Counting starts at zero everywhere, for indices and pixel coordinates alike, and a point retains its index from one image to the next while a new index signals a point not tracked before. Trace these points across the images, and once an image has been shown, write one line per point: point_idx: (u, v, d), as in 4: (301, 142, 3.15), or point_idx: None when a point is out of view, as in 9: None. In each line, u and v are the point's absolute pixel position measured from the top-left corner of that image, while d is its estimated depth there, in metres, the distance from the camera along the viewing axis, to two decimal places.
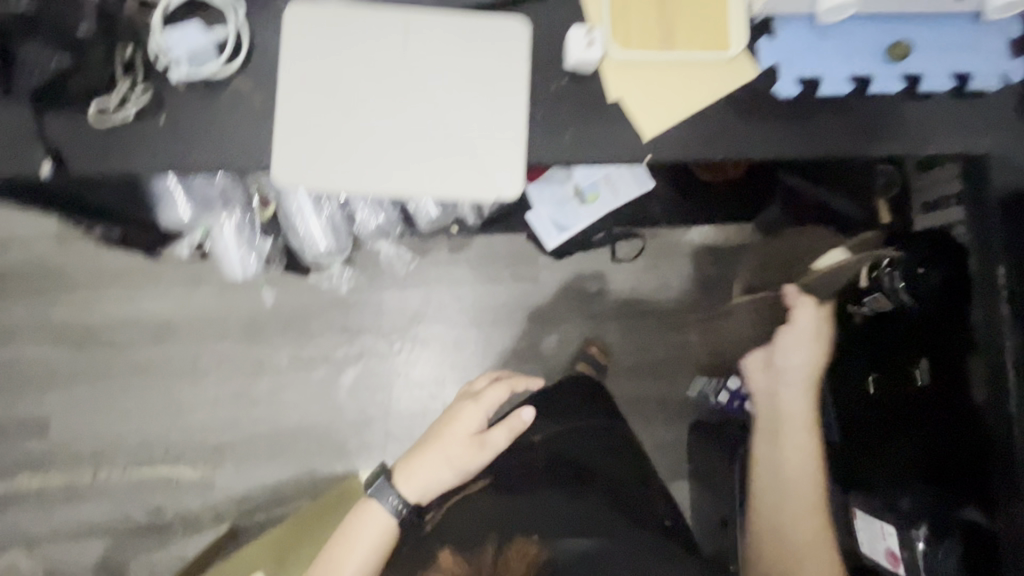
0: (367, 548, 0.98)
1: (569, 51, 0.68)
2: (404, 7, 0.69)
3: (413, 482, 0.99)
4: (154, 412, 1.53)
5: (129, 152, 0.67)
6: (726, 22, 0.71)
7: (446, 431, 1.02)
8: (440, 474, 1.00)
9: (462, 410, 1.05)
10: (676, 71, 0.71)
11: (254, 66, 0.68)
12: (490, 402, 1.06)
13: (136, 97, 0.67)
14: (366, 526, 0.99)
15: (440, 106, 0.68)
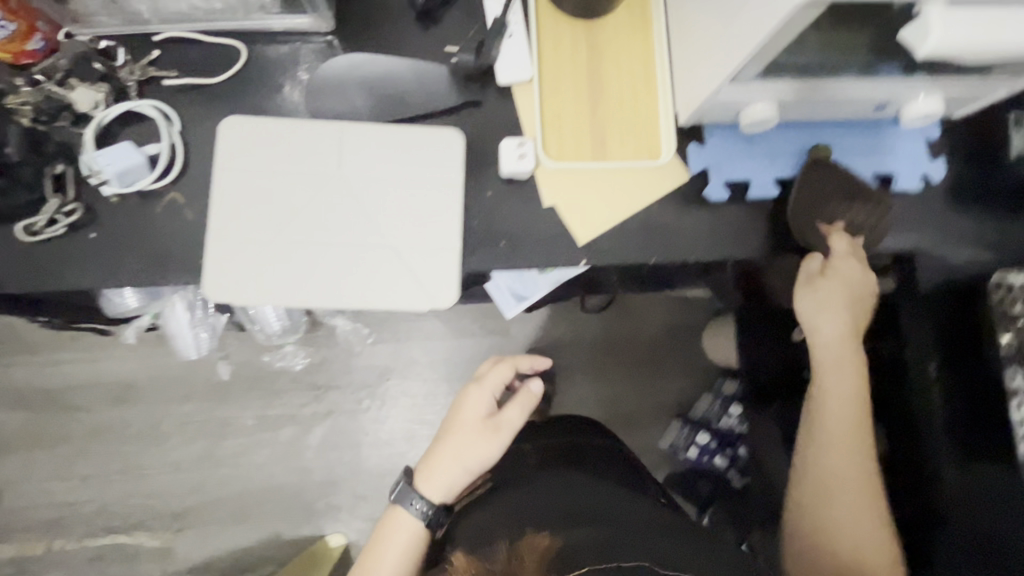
0: (398, 555, 0.77)
1: (502, 163, 0.70)
2: (341, 120, 0.70)
3: (436, 479, 0.78)
4: (110, 477, 1.45)
5: (56, 267, 0.66)
6: (656, 132, 0.73)
7: (455, 425, 0.80)
8: (461, 462, 0.78)
9: (467, 391, 0.82)
10: (609, 177, 0.72)
11: (188, 180, 0.68)
12: (494, 376, 0.82)
13: (66, 213, 0.66)
14: (397, 532, 0.78)
15: (375, 218, 0.69)
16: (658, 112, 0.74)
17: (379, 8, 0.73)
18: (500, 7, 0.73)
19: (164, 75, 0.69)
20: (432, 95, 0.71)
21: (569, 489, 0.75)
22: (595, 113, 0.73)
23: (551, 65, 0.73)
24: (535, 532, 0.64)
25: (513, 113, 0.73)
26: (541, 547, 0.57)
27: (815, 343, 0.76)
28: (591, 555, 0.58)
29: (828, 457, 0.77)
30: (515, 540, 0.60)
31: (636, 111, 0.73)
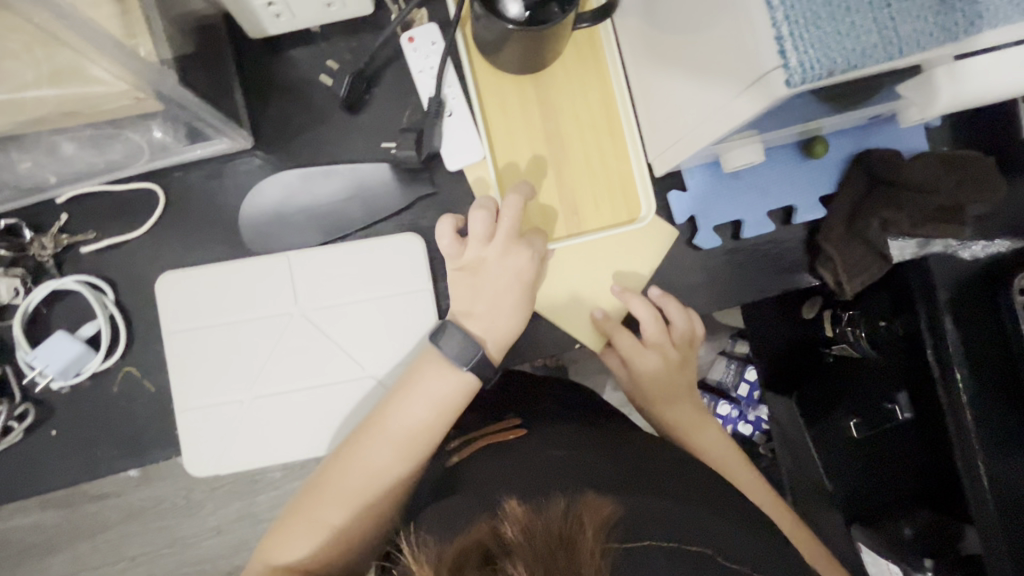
0: (431, 407, 0.55)
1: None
2: (287, 250, 0.63)
3: (496, 332, 0.58)
4: (161, 557, 1.04)
5: (24, 472, 0.62)
6: (631, 188, 0.67)
7: (490, 280, 0.58)
8: (497, 332, 0.58)
9: (506, 253, 0.59)
10: (591, 249, 0.67)
11: (137, 349, 0.63)
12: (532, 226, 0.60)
13: (16, 417, 0.60)
14: (435, 381, 0.55)
15: (343, 348, 0.63)
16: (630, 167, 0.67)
17: (296, 107, 0.65)
18: (432, 80, 0.64)
19: (81, 239, 0.62)
20: (378, 200, 0.64)
21: (601, 458, 0.56)
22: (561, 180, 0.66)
23: (502, 136, 0.66)
24: (594, 494, 0.45)
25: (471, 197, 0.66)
26: (605, 512, 0.44)
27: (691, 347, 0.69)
28: (655, 531, 0.46)
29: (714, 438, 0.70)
30: (571, 497, 0.46)
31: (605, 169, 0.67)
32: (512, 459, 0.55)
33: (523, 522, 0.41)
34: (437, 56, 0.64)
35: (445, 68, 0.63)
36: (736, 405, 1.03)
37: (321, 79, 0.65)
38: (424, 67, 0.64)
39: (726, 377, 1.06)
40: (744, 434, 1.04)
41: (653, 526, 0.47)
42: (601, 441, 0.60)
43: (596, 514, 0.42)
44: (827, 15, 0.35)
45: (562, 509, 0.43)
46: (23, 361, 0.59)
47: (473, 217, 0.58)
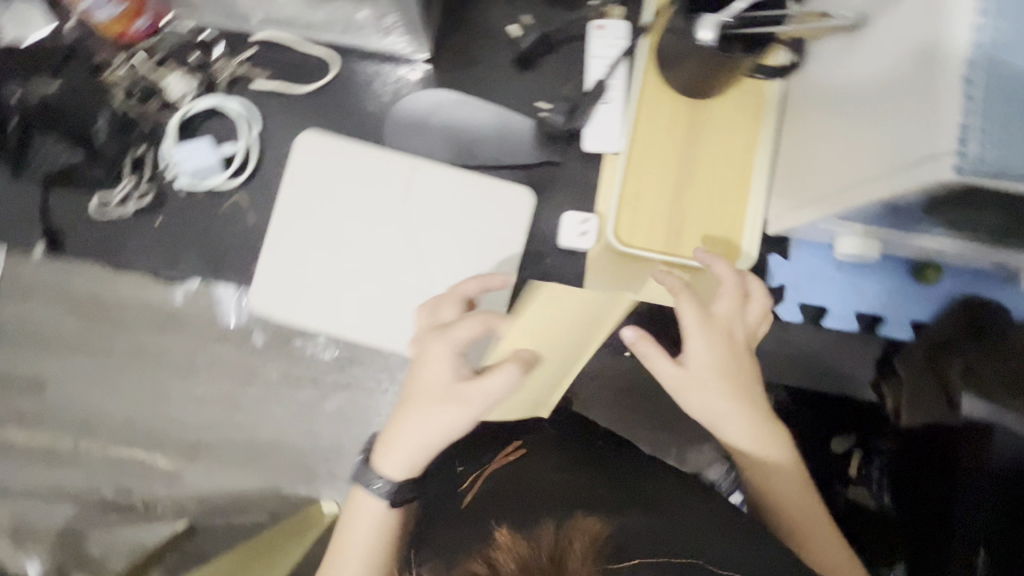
0: (372, 527, 0.54)
1: (562, 239, 0.70)
2: (416, 155, 0.68)
3: (411, 460, 0.50)
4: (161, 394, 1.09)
5: (121, 248, 0.68)
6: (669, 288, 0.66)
7: (411, 396, 0.50)
8: (406, 439, 0.50)
9: (427, 345, 0.50)
10: (530, 318, 0.50)
11: (255, 184, 0.69)
12: (463, 329, 0.49)
13: (137, 196, 0.67)
14: (360, 525, 0.54)
15: (424, 259, 0.67)
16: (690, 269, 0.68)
17: (477, 45, 0.71)
18: (603, 68, 0.68)
19: (255, 77, 0.69)
20: (510, 148, 0.69)
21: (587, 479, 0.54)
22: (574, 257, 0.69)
23: (644, 139, 0.69)
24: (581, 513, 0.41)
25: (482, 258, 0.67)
26: (593, 533, 0.40)
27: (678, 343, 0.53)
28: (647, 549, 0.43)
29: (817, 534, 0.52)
30: (558, 523, 0.42)
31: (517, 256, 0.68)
32: (512, 475, 0.55)
33: (514, 551, 0.37)
34: (616, 50, 0.69)
35: (619, 62, 0.68)
36: None
37: (508, 31, 0.71)
38: (601, 54, 0.69)
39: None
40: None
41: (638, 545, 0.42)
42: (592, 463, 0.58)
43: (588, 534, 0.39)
44: (1020, 123, 0.37)
45: (552, 534, 0.39)
46: (166, 150, 0.66)
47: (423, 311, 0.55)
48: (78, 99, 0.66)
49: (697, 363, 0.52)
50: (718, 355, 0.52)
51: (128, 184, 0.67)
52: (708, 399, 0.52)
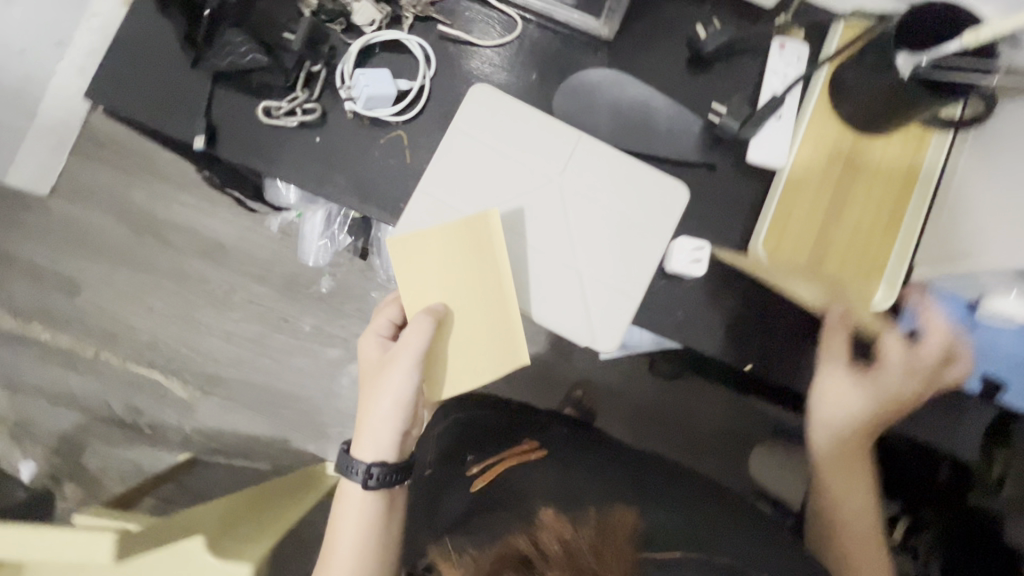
0: (358, 526, 0.73)
1: (673, 267, 0.67)
2: (582, 131, 0.69)
3: (374, 393, 0.69)
4: None
5: (274, 158, 0.68)
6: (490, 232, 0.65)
7: (371, 371, 0.71)
8: (393, 393, 0.68)
9: (363, 335, 0.74)
10: (408, 255, 0.63)
11: (418, 124, 0.69)
12: (382, 321, 0.74)
13: (301, 110, 0.67)
14: (352, 503, 0.74)
15: (571, 235, 0.68)
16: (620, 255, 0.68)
17: (659, 41, 0.72)
18: (780, 85, 0.69)
19: (441, 22, 0.70)
20: (673, 144, 0.70)
21: (631, 494, 0.72)
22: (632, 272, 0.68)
23: (806, 162, 0.69)
24: (625, 509, 0.52)
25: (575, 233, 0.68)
26: (631, 524, 0.50)
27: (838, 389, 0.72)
28: (669, 545, 0.61)
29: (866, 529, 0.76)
30: (601, 512, 0.53)
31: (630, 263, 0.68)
32: (545, 470, 0.76)
33: (561, 535, 0.45)
34: (796, 70, 0.70)
35: (798, 81, 0.68)
36: None
37: (695, 31, 0.72)
38: (780, 71, 0.70)
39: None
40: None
41: (669, 541, 0.62)
42: (643, 494, 0.72)
43: (624, 527, 0.49)
44: None
45: (592, 526, 0.49)
46: (345, 74, 0.67)
47: (380, 320, 0.74)
48: (270, 5, 0.66)
49: (830, 393, 0.71)
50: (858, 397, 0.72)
51: (297, 97, 0.67)
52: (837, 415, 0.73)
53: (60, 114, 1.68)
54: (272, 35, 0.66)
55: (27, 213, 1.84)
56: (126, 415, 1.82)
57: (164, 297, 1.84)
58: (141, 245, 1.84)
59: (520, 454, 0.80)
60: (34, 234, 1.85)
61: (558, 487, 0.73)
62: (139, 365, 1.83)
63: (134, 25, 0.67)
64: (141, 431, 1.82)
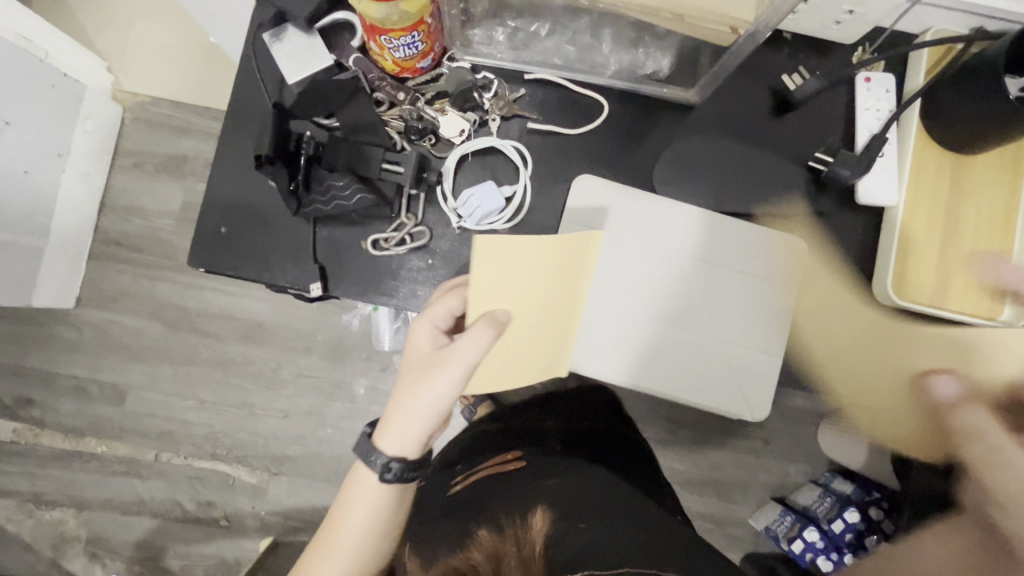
0: (367, 514, 0.62)
1: None
2: (690, 203, 0.68)
3: (416, 384, 0.59)
4: None
5: (387, 287, 0.67)
6: (609, 314, 0.68)
7: (419, 366, 0.59)
8: (428, 395, 0.58)
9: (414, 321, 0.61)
10: (480, 293, 0.55)
11: (524, 226, 0.68)
12: (444, 308, 0.60)
13: (402, 234, 0.66)
14: (365, 489, 0.61)
15: (700, 309, 0.68)
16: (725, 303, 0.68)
17: (744, 94, 0.71)
18: (875, 121, 0.69)
19: (529, 117, 0.69)
20: (778, 199, 0.70)
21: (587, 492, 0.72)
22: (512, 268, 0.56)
23: (913, 193, 0.68)
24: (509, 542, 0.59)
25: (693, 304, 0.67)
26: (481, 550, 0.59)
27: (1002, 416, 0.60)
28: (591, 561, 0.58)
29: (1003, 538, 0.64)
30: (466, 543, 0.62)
31: (767, 325, 0.68)
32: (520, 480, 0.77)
33: None
34: (887, 102, 0.69)
35: (893, 115, 0.68)
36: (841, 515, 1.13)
37: (782, 81, 0.70)
38: (871, 107, 0.69)
39: (819, 509, 1.19)
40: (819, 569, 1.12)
41: (583, 549, 0.61)
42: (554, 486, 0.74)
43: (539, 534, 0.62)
44: None
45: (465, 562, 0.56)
46: (450, 196, 0.66)
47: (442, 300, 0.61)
48: (362, 138, 0.65)
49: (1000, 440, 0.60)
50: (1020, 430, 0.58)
51: (404, 224, 0.66)
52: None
53: (64, 216, 1.49)
54: (370, 168, 0.64)
55: (49, 325, 1.60)
56: (200, 512, 1.57)
57: (212, 388, 1.58)
58: (176, 340, 1.59)
59: (495, 466, 0.83)
60: (54, 347, 1.60)
61: (512, 503, 0.71)
62: (202, 460, 1.58)
63: (224, 184, 0.67)
64: (219, 524, 1.57)
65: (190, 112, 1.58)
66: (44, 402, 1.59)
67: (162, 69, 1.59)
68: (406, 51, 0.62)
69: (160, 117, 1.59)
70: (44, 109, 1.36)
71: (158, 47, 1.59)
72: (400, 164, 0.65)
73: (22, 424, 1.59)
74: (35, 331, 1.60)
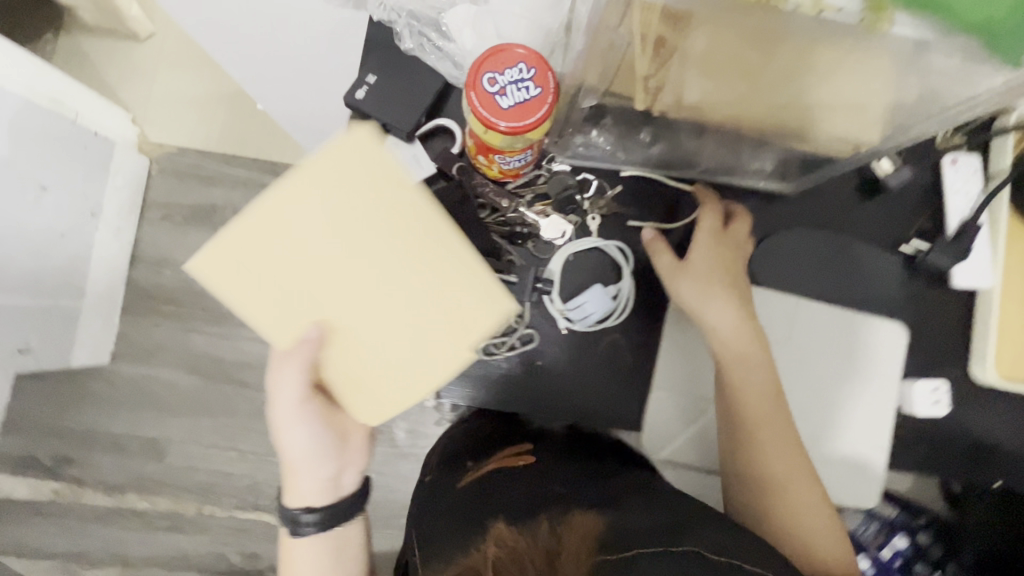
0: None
1: (916, 406, 0.68)
2: (791, 293, 0.71)
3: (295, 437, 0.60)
4: None
5: (499, 388, 0.69)
6: (288, 331, 0.48)
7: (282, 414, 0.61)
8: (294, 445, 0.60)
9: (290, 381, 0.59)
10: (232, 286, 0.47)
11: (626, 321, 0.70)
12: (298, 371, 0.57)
13: (514, 340, 0.68)
14: (300, 559, 0.64)
15: (806, 404, 0.70)
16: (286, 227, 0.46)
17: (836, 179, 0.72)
18: (964, 203, 0.70)
19: (629, 217, 0.70)
20: (873, 283, 0.71)
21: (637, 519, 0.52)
22: (324, 229, 0.46)
23: (1008, 273, 0.69)
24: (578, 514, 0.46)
25: (253, 267, 0.47)
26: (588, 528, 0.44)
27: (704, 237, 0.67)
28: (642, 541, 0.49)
29: (763, 390, 0.64)
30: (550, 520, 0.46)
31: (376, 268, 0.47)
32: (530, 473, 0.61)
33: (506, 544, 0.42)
34: (975, 184, 0.70)
35: (982, 198, 0.69)
36: None
37: (872, 165, 0.71)
38: (959, 189, 0.70)
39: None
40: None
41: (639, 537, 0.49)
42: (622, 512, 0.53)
43: (581, 527, 0.44)
44: None
45: (546, 528, 0.43)
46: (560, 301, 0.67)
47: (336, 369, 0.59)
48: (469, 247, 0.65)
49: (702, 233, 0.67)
50: (725, 295, 0.65)
51: (515, 330, 0.68)
52: (685, 290, 0.65)
53: (98, 274, 1.34)
54: None
55: (74, 380, 1.44)
56: (246, 566, 1.44)
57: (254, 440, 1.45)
58: (212, 393, 1.45)
59: (502, 459, 0.64)
60: (80, 402, 1.43)
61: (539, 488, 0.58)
62: (247, 511, 1.45)
63: None
64: None
65: (217, 162, 1.43)
66: (82, 458, 1.43)
67: (186, 117, 1.44)
68: (515, 163, 0.62)
69: (186, 167, 1.44)
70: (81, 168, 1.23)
71: (180, 92, 1.45)
72: (514, 275, 0.67)
73: (61, 485, 1.42)
74: (59, 385, 1.44)
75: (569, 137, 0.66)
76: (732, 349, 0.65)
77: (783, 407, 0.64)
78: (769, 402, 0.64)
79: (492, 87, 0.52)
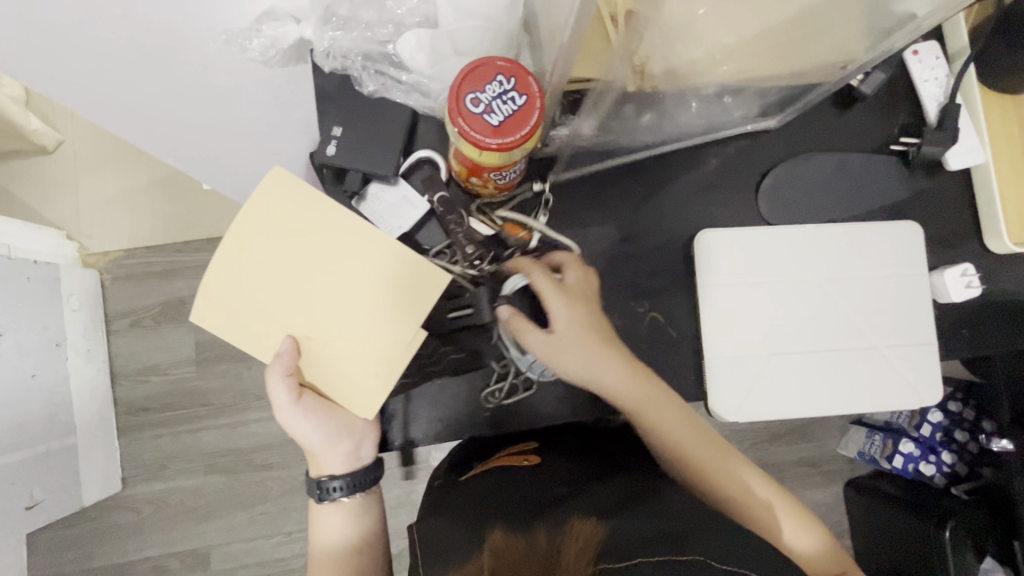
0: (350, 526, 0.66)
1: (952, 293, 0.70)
2: (808, 221, 0.71)
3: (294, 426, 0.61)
4: None
5: (554, 401, 0.67)
6: (268, 347, 0.57)
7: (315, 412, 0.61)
8: (306, 436, 0.62)
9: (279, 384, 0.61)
10: (233, 312, 0.57)
11: (659, 296, 0.70)
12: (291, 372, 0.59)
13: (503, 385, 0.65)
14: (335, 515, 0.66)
15: (853, 322, 0.70)
16: (285, 275, 0.57)
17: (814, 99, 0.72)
18: (937, 88, 0.71)
19: (632, 195, 0.70)
20: (875, 190, 0.72)
21: (643, 517, 0.51)
22: (306, 274, 0.57)
23: (995, 144, 0.71)
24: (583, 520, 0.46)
25: (268, 309, 0.57)
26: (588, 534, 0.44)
27: (577, 301, 0.64)
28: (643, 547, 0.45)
29: (668, 417, 0.65)
30: (559, 527, 0.47)
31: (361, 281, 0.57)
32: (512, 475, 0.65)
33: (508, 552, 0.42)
34: (942, 68, 0.71)
35: (951, 79, 0.71)
36: (916, 443, 1.12)
37: None
38: (930, 77, 0.71)
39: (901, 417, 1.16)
40: (926, 475, 1.12)
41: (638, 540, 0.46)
42: (633, 514, 0.51)
43: (582, 537, 0.44)
44: None
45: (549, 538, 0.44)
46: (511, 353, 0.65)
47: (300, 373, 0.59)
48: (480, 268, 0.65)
49: (569, 293, 0.64)
50: (608, 355, 0.64)
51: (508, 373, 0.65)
52: (572, 362, 0.63)
53: (82, 405, 1.22)
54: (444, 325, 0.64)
55: (83, 527, 1.30)
56: None
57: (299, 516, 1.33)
58: (238, 489, 1.33)
59: (506, 460, 0.70)
60: (98, 544, 1.30)
61: (535, 493, 0.60)
62: None
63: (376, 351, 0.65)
64: None
65: (171, 252, 1.32)
66: None
67: (122, 217, 1.33)
68: (509, 176, 0.59)
69: (141, 267, 1.32)
70: (34, 306, 1.11)
71: (105, 193, 1.34)
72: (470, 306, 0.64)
73: None
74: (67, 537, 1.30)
75: (554, 130, 0.65)
76: (632, 396, 0.64)
77: (700, 427, 0.67)
78: (677, 422, 0.66)
79: (477, 107, 0.50)
